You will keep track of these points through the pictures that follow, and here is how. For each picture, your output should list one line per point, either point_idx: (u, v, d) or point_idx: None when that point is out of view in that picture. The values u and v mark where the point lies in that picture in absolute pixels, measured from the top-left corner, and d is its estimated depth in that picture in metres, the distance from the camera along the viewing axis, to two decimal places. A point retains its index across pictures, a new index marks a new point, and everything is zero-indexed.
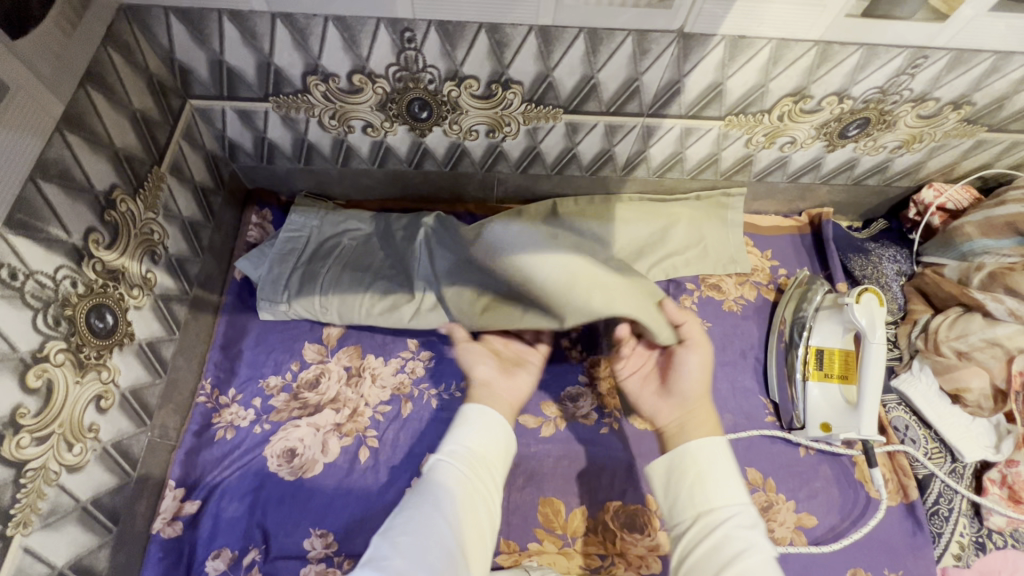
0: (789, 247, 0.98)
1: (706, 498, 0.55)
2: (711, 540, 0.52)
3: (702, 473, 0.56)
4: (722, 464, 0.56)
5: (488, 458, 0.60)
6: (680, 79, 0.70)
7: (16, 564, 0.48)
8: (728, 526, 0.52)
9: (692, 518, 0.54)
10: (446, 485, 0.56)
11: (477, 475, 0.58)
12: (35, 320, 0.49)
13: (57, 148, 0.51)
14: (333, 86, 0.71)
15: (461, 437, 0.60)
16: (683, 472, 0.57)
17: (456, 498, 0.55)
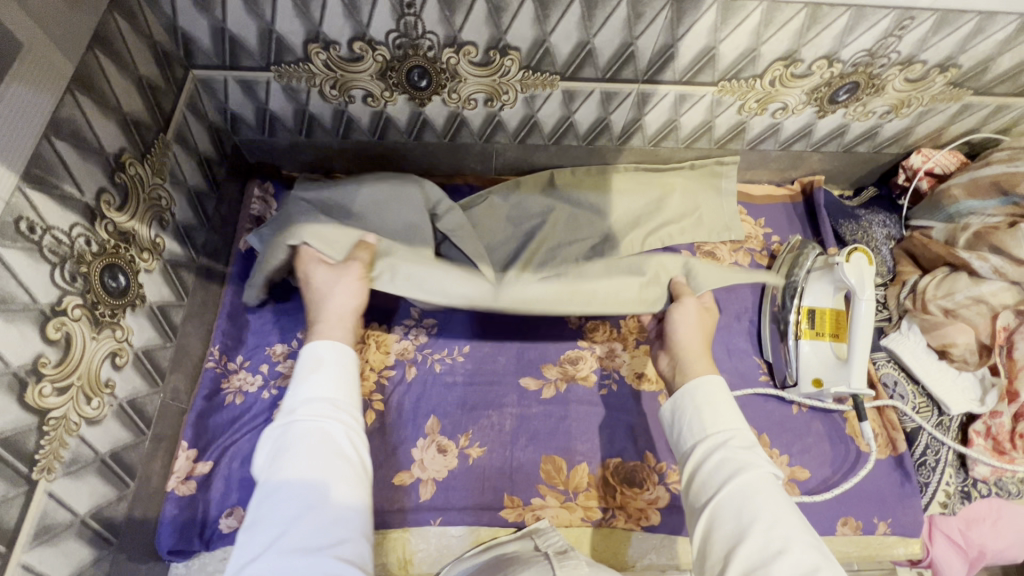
0: (781, 215, 1.00)
1: (712, 426, 0.60)
2: (717, 457, 0.57)
3: (712, 405, 0.61)
4: (721, 403, 0.61)
5: (340, 394, 0.57)
6: (674, 43, 0.72)
7: (41, 509, 0.50)
8: (732, 447, 0.57)
9: (701, 441, 0.59)
10: (296, 440, 0.52)
11: (328, 416, 0.55)
12: (53, 274, 0.50)
13: (68, 108, 0.52)
14: (333, 54, 0.72)
15: (307, 387, 0.56)
16: (696, 407, 0.61)
17: (307, 451, 0.52)
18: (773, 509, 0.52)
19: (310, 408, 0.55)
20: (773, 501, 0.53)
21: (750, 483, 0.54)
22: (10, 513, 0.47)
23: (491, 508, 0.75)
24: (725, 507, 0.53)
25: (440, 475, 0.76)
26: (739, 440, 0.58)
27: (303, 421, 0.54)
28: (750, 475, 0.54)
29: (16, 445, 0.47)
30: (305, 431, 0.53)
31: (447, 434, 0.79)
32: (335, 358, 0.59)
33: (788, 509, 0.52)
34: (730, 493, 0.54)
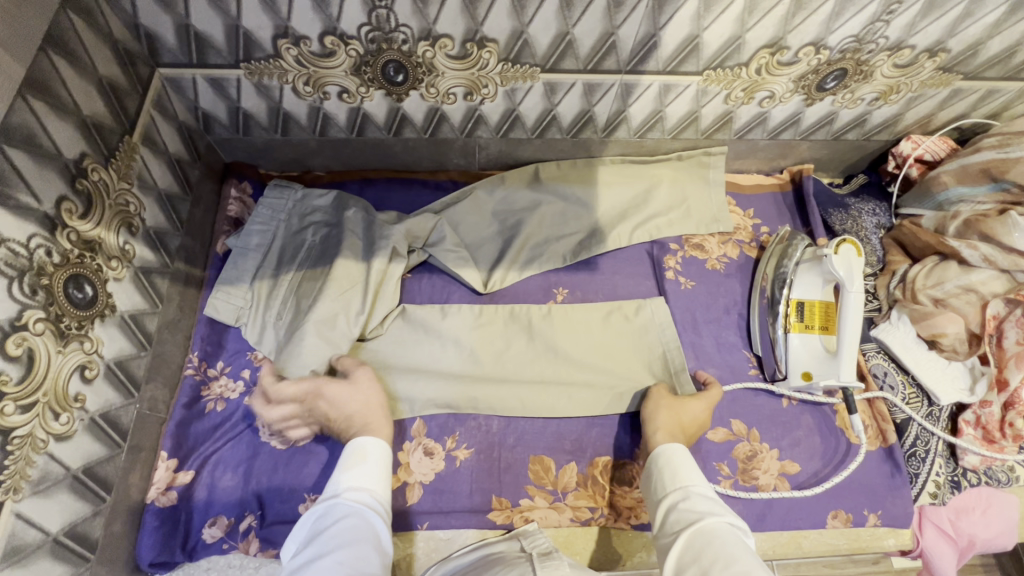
0: (770, 205, 0.99)
1: (673, 482, 0.63)
2: (676, 514, 0.60)
3: (671, 464, 0.65)
4: (683, 462, 0.65)
5: (380, 489, 0.61)
6: (656, 32, 0.70)
7: (8, 530, 0.48)
8: (689, 500, 0.60)
9: (664, 502, 0.62)
10: (339, 519, 0.56)
11: (368, 504, 0.59)
12: (11, 288, 0.48)
13: (21, 113, 0.50)
14: (304, 49, 0.69)
15: (357, 475, 0.61)
16: (658, 467, 0.66)
17: (345, 528, 0.55)
18: (732, 551, 0.53)
19: (355, 494, 0.59)
20: (729, 544, 0.54)
21: (706, 529, 0.56)
22: None
23: (478, 511, 0.74)
24: (688, 554, 0.55)
25: (426, 479, 0.75)
26: (696, 492, 0.61)
27: (347, 504, 0.58)
28: (704, 523, 0.56)
29: None
30: (347, 513, 0.57)
31: (433, 437, 0.78)
32: (381, 452, 0.64)
33: (743, 549, 0.53)
34: (693, 541, 0.55)
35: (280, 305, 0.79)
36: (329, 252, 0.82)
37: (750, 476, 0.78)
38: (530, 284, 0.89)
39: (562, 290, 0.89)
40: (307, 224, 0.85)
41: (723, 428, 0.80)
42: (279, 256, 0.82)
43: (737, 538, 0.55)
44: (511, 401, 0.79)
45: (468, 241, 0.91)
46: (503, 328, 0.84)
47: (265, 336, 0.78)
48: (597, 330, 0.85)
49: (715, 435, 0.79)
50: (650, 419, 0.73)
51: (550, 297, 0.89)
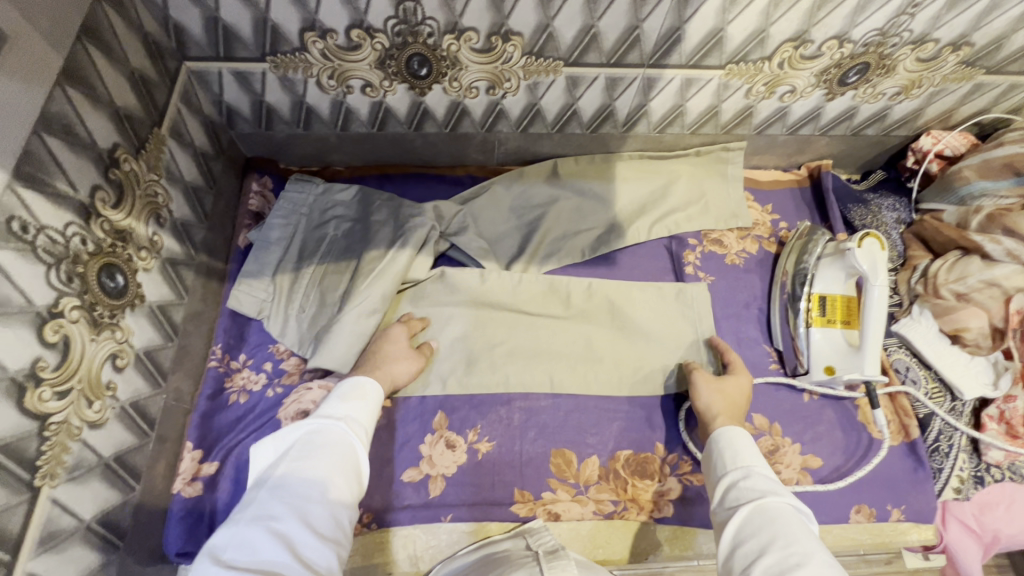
0: (789, 200, 0.98)
1: (734, 462, 0.63)
2: (735, 491, 0.60)
3: (733, 444, 0.65)
4: (743, 443, 0.65)
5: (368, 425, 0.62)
6: (681, 25, 0.70)
7: (46, 516, 0.48)
8: (751, 479, 0.60)
9: (723, 479, 0.62)
10: (325, 443, 0.56)
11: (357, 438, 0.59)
12: (48, 275, 0.49)
13: (59, 102, 0.50)
14: (331, 42, 0.70)
15: (351, 407, 0.61)
16: (720, 446, 0.66)
17: (331, 458, 0.55)
18: (794, 529, 0.52)
19: (347, 425, 0.59)
20: (790, 523, 0.53)
21: (768, 509, 0.55)
22: (14, 520, 0.45)
23: (501, 504, 0.74)
24: (750, 527, 0.55)
25: (448, 472, 0.75)
26: (758, 473, 0.60)
27: (338, 432, 0.58)
28: (766, 502, 0.56)
29: (16, 451, 0.45)
30: (337, 440, 0.57)
31: (455, 429, 0.78)
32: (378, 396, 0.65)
33: (807, 531, 0.52)
34: (753, 517, 0.55)
35: (302, 298, 0.80)
36: (351, 246, 0.82)
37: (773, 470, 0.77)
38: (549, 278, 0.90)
39: None
40: (327, 218, 0.86)
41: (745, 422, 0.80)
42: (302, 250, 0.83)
43: (801, 519, 0.54)
44: (531, 387, 0.81)
45: (487, 235, 0.91)
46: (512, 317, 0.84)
47: (288, 329, 0.78)
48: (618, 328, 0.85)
49: None
50: (707, 408, 0.73)
51: None
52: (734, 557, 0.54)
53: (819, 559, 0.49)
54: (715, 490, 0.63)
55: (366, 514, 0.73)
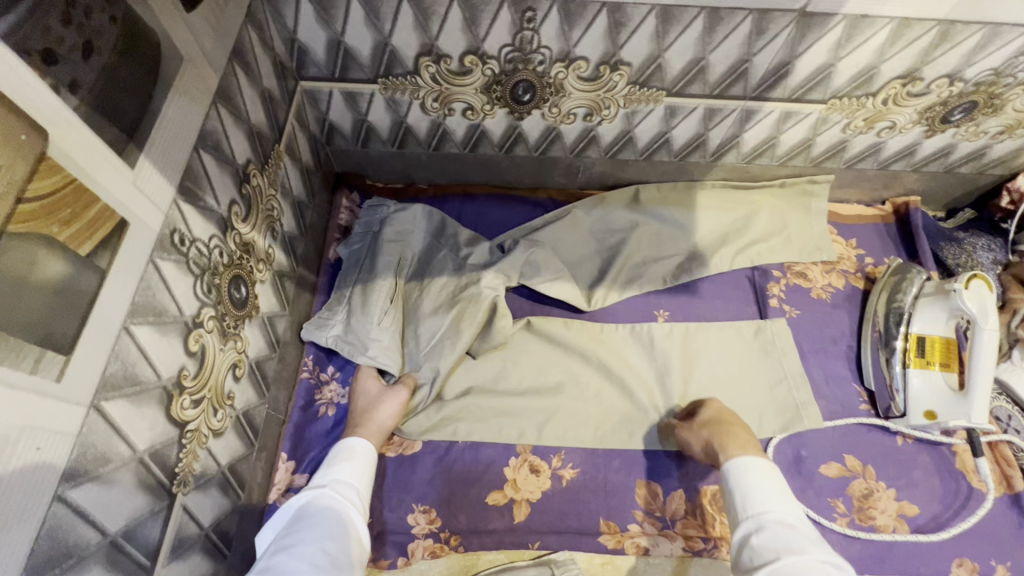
0: (873, 235, 0.97)
1: (748, 510, 0.59)
2: (750, 550, 0.55)
3: (744, 488, 0.61)
4: (757, 482, 0.61)
5: (363, 486, 0.63)
6: (792, 60, 0.70)
7: (178, 522, 0.49)
8: (765, 531, 0.56)
9: (739, 530, 0.59)
10: (325, 512, 0.57)
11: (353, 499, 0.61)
12: (195, 286, 0.50)
13: (213, 120, 0.52)
14: (443, 67, 0.72)
15: (341, 470, 0.63)
16: (734, 492, 0.62)
17: (334, 523, 0.56)
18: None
19: (340, 488, 0.61)
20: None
21: (783, 566, 0.51)
22: (156, 526, 0.46)
23: (587, 534, 0.73)
24: None
25: (533, 498, 0.75)
26: (771, 521, 0.56)
27: (332, 496, 0.59)
28: (782, 561, 0.51)
29: (162, 458, 0.46)
30: (332, 505, 0.58)
31: (540, 454, 0.77)
32: (368, 455, 0.67)
33: None
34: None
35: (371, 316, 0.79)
36: (430, 264, 0.83)
37: (866, 516, 0.75)
38: (630, 305, 0.89)
39: (663, 312, 0.89)
40: (405, 231, 0.84)
41: (836, 463, 0.78)
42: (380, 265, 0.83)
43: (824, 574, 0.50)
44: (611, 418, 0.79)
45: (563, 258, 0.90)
46: (591, 348, 0.82)
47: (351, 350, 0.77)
48: (701, 360, 0.84)
49: (827, 470, 0.77)
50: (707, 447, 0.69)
51: (651, 318, 0.88)
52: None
53: None
54: (733, 543, 0.59)
55: (452, 536, 0.72)
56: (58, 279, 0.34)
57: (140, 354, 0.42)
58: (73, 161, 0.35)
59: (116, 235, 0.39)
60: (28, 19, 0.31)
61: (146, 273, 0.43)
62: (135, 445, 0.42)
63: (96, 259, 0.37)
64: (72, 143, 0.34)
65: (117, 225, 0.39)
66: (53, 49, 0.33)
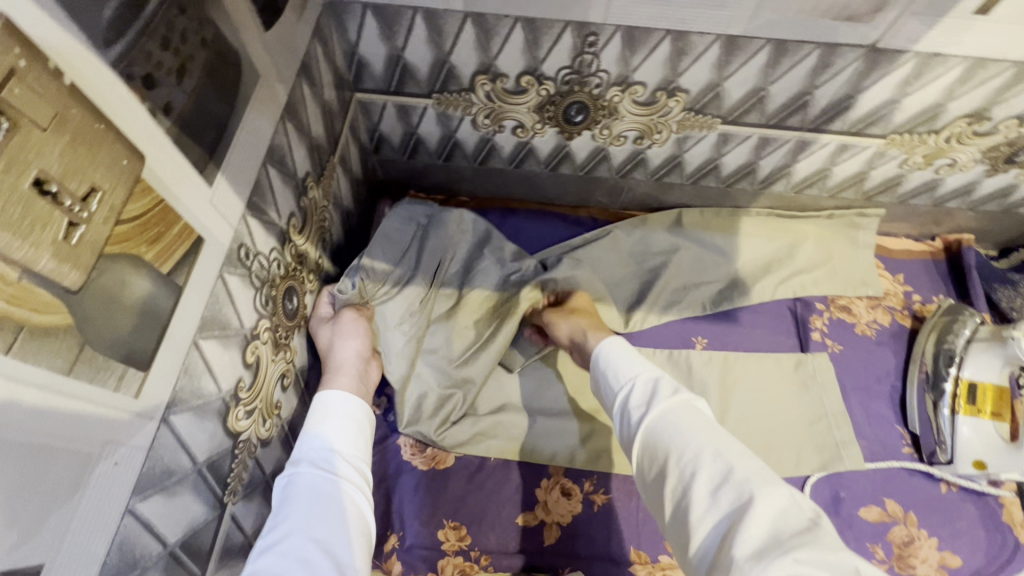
0: (921, 271, 0.94)
1: (616, 381, 0.61)
2: (628, 414, 0.57)
3: (613, 365, 0.63)
4: (616, 360, 0.63)
5: (349, 450, 0.53)
6: (855, 94, 0.69)
7: (226, 531, 0.49)
8: (636, 395, 0.57)
9: (615, 401, 0.60)
10: (304, 492, 0.47)
11: (339, 471, 0.50)
12: (255, 299, 0.51)
13: (280, 135, 0.53)
14: (499, 85, 0.72)
15: (319, 436, 0.53)
16: (603, 373, 0.63)
17: (319, 502, 0.47)
18: (696, 431, 0.50)
19: (318, 459, 0.51)
20: (684, 424, 0.52)
21: (666, 417, 0.53)
22: (208, 535, 0.46)
23: (618, 562, 0.72)
24: (650, 446, 0.53)
25: (564, 521, 0.74)
26: (635, 393, 0.58)
27: (311, 474, 0.49)
28: (657, 416, 0.54)
29: (218, 468, 0.47)
30: (320, 484, 0.48)
31: (572, 477, 0.77)
32: (351, 409, 0.57)
33: (710, 427, 0.51)
34: (652, 432, 0.53)
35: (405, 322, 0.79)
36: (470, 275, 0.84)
37: (907, 565, 0.72)
38: (668, 330, 0.88)
39: (701, 339, 0.88)
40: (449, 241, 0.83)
41: (876, 506, 0.76)
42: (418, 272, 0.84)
43: (698, 416, 0.53)
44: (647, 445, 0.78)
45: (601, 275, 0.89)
46: None
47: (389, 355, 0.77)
48: (741, 390, 0.83)
49: (867, 514, 0.75)
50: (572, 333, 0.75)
51: (689, 345, 0.87)
52: (649, 476, 0.52)
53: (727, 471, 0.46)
54: (614, 413, 0.61)
55: (482, 555, 0.71)
56: (142, 298, 0.34)
57: (205, 367, 0.43)
58: (163, 182, 0.35)
59: (193, 252, 0.39)
60: (135, 47, 0.32)
61: (215, 286, 0.43)
62: (195, 457, 0.43)
63: (175, 277, 0.38)
64: (163, 166, 0.35)
65: (193, 242, 0.40)
66: (153, 74, 0.34)
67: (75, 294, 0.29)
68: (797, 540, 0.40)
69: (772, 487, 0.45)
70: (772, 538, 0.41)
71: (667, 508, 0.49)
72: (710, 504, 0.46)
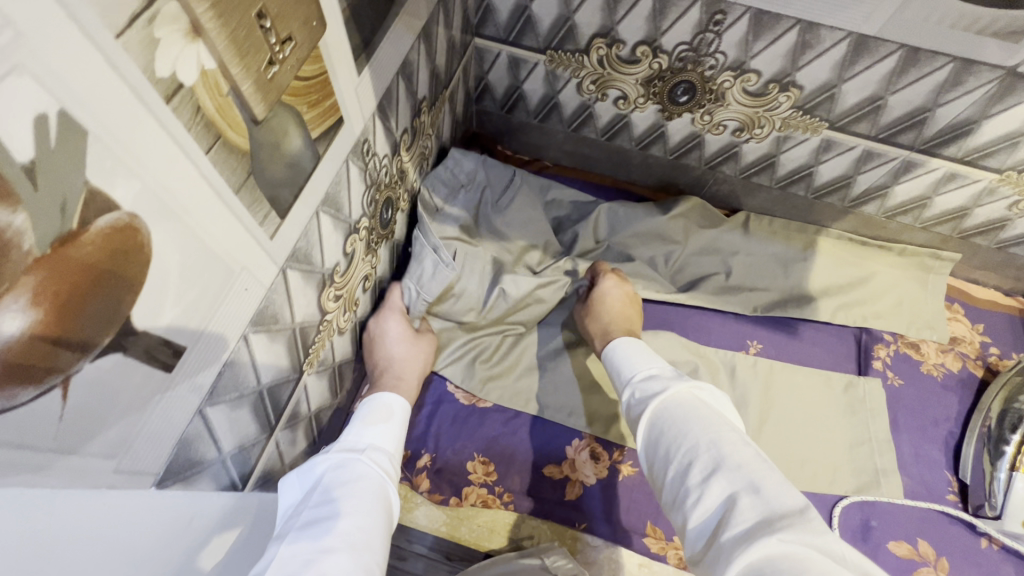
0: (1004, 326, 0.90)
1: (624, 377, 0.60)
2: (635, 400, 0.56)
3: (626, 358, 0.62)
4: (626, 355, 0.62)
5: (394, 454, 0.55)
6: (979, 120, 0.66)
7: (297, 397, 0.54)
8: (643, 386, 0.56)
9: (623, 391, 0.59)
10: (357, 478, 0.48)
11: (382, 466, 0.52)
12: (363, 196, 0.55)
13: (414, 55, 0.58)
14: (614, 52, 0.73)
15: (373, 433, 0.55)
16: (615, 367, 0.63)
17: (363, 483, 0.48)
18: (691, 416, 0.49)
19: (372, 454, 0.52)
20: (687, 409, 0.50)
21: (674, 401, 0.51)
22: (286, 391, 0.51)
23: (632, 532, 0.73)
24: (652, 433, 0.51)
25: (589, 483, 0.75)
26: (644, 382, 0.56)
27: (366, 462, 0.51)
28: (659, 405, 0.52)
29: (305, 335, 0.51)
30: (365, 472, 0.49)
31: (603, 443, 0.78)
32: (402, 417, 0.61)
33: (712, 416, 0.49)
34: (658, 417, 0.51)
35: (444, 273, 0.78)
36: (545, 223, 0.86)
37: None
38: (724, 329, 0.87)
39: (756, 344, 0.86)
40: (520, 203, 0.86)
41: (906, 543, 0.72)
42: (460, 221, 0.81)
43: (701, 404, 0.50)
44: None
45: (660, 263, 0.89)
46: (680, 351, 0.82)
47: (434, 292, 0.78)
48: (787, 400, 0.82)
49: (895, 548, 0.72)
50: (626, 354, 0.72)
51: (742, 347, 0.86)
52: (651, 467, 0.50)
53: (729, 461, 0.44)
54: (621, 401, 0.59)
55: (505, 493, 0.75)
56: (294, 153, 0.39)
57: (318, 238, 0.47)
58: (331, 57, 0.40)
59: (335, 129, 0.44)
60: None
61: (341, 169, 0.48)
62: (294, 316, 0.47)
63: (319, 146, 0.42)
64: (334, 43, 0.39)
65: (337, 120, 0.44)
66: None
67: (256, 123, 0.33)
68: (785, 521, 0.39)
69: (768, 472, 0.43)
70: (762, 516, 0.40)
71: (669, 496, 0.47)
72: (703, 487, 0.44)
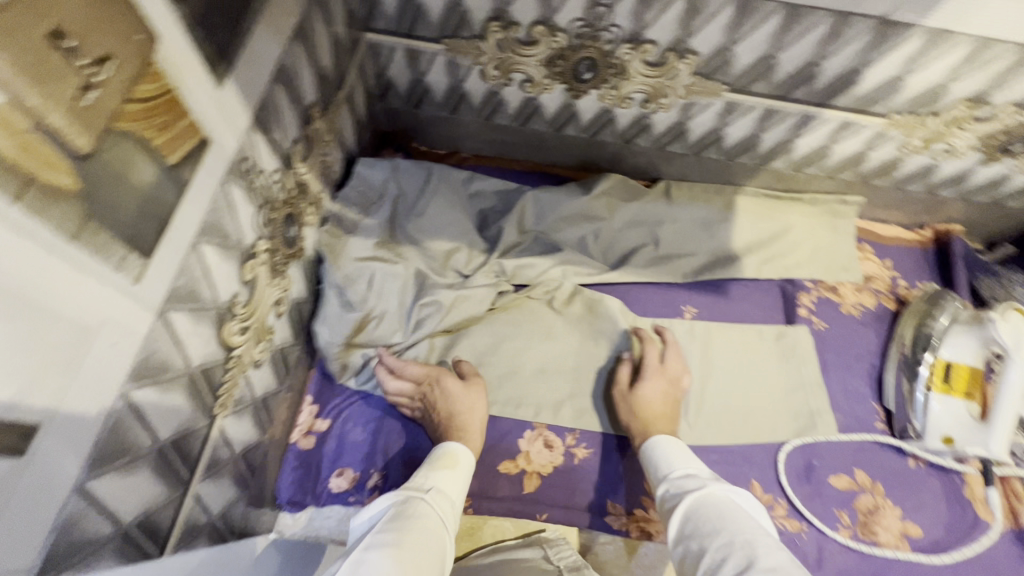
0: (909, 258, 0.96)
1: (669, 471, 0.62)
2: (672, 502, 0.57)
3: (668, 457, 0.64)
4: (672, 450, 0.65)
5: (458, 503, 0.58)
6: (861, 69, 0.70)
7: (214, 443, 0.50)
8: (689, 484, 0.58)
9: (661, 491, 0.60)
10: (416, 518, 0.51)
11: (447, 515, 0.55)
12: (255, 217, 0.51)
13: (291, 58, 0.53)
14: (511, 34, 0.71)
15: (440, 478, 0.59)
16: (654, 463, 0.65)
17: (424, 526, 0.51)
18: (720, 517, 0.50)
19: (437, 498, 0.56)
20: (732, 511, 0.51)
21: (714, 501, 0.53)
22: (197, 440, 0.47)
23: (593, 512, 0.74)
24: (688, 533, 0.52)
25: (546, 472, 0.75)
26: (684, 480, 0.58)
27: (427, 504, 0.54)
28: (703, 504, 0.53)
29: (209, 377, 0.47)
30: (427, 514, 0.53)
31: (555, 430, 0.78)
32: (468, 467, 0.63)
33: (748, 519, 0.50)
34: (695, 513, 0.53)
35: (366, 288, 0.75)
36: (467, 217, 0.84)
37: (868, 531, 0.74)
38: (659, 299, 0.88)
39: (690, 309, 0.88)
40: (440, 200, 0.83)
41: (845, 475, 0.78)
42: (376, 229, 0.78)
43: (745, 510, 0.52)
44: None
45: (589, 242, 0.89)
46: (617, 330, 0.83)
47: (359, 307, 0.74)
48: (724, 359, 0.85)
49: (836, 482, 0.77)
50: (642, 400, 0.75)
51: (678, 314, 0.88)
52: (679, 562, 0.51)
53: (754, 556, 0.45)
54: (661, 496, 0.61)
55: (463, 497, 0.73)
56: (147, 184, 0.35)
57: (205, 272, 0.43)
58: (174, 72, 0.35)
59: (199, 150, 0.40)
60: None
61: (218, 193, 0.43)
62: (189, 360, 0.43)
63: (181, 172, 0.38)
64: (175, 55, 0.35)
65: (200, 140, 0.40)
66: None
67: (81, 159, 0.29)
68: None
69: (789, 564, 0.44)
70: None
71: None
72: None
